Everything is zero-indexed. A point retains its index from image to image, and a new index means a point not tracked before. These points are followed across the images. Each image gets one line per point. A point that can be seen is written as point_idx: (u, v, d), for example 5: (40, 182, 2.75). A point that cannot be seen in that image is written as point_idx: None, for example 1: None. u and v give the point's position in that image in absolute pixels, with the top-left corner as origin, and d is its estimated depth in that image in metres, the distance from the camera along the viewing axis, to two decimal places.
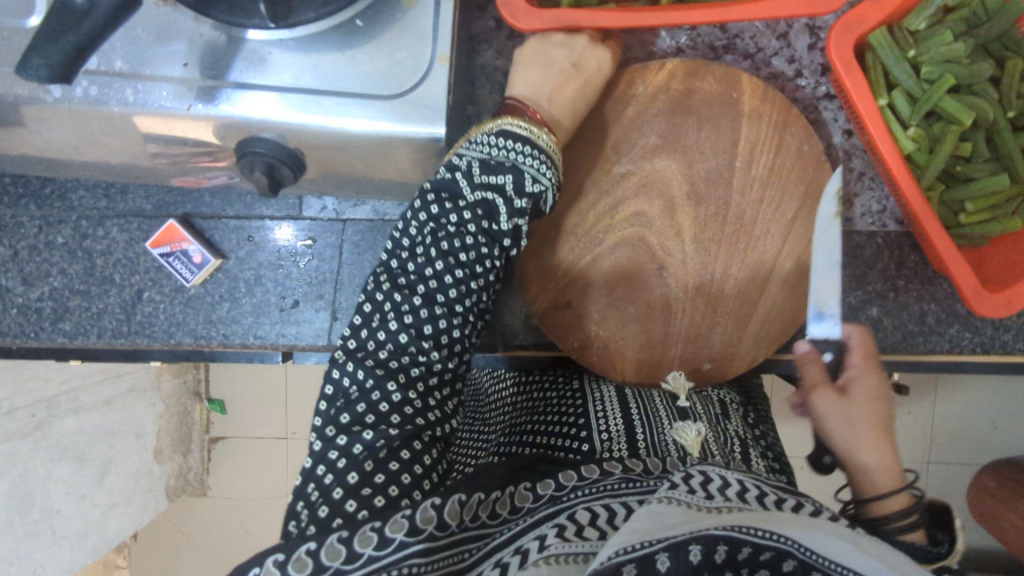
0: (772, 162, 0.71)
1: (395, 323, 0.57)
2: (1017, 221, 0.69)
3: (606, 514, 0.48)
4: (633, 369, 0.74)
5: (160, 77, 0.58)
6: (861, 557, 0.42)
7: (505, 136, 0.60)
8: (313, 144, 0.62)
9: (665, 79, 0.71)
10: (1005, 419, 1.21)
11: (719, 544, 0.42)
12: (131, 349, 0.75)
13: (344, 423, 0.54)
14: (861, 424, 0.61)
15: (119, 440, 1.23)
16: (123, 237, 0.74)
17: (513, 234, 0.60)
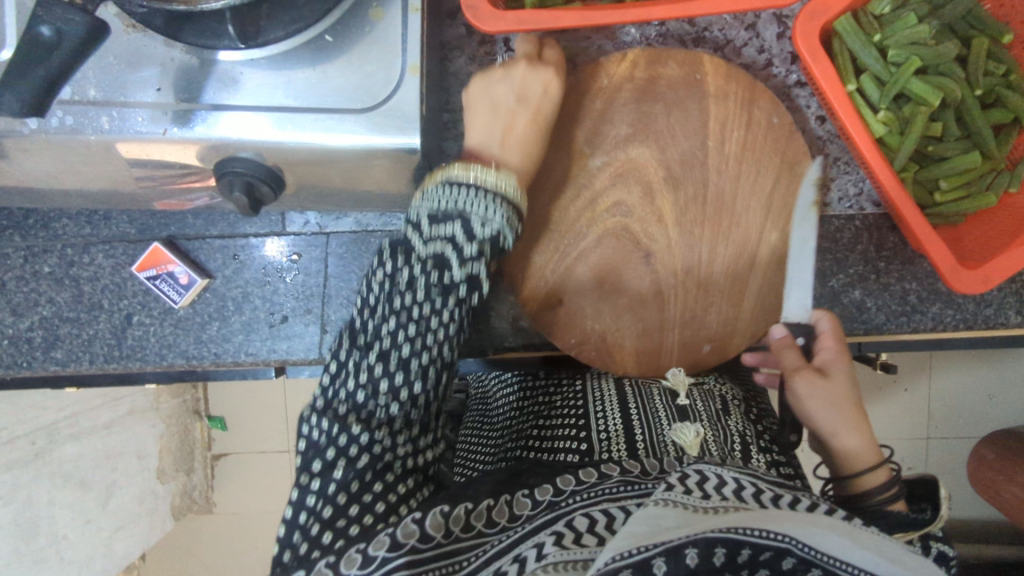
0: (744, 139, 0.70)
1: (352, 381, 0.58)
2: (991, 197, 0.71)
3: (605, 519, 0.50)
4: (634, 360, 0.74)
5: (135, 103, 0.59)
6: (853, 548, 0.44)
7: (450, 184, 0.59)
8: (291, 161, 0.62)
9: (628, 68, 0.70)
10: (1001, 390, 1.22)
11: (717, 547, 0.43)
12: (124, 373, 0.75)
13: (320, 467, 0.56)
14: (841, 405, 0.65)
15: (121, 462, 1.24)
16: (109, 262, 0.74)
17: (468, 283, 0.59)
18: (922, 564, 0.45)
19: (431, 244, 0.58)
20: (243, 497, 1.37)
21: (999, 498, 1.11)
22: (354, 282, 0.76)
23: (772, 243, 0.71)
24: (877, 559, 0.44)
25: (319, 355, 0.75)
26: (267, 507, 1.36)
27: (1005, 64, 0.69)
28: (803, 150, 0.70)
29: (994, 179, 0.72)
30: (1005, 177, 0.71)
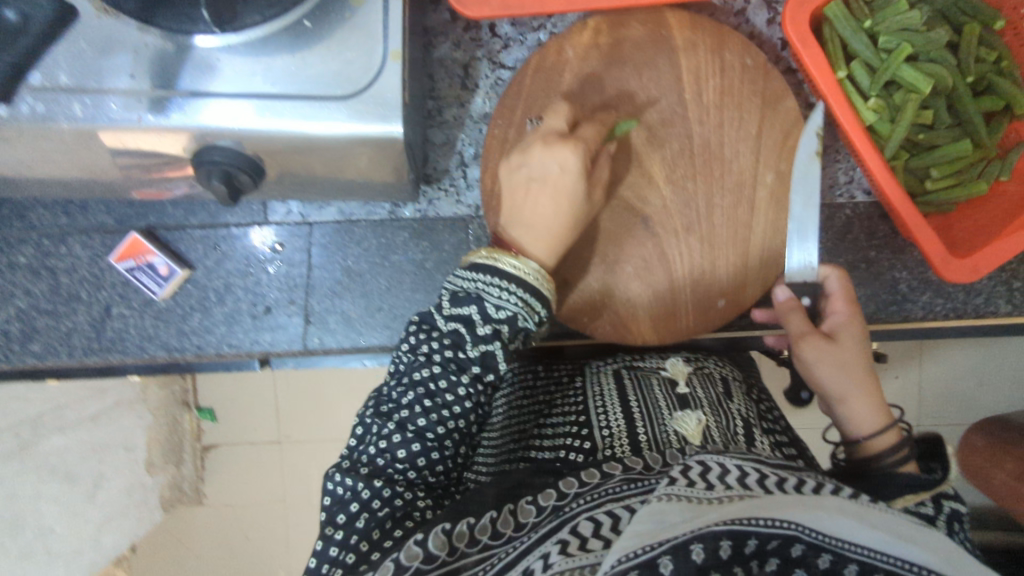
0: (721, 87, 0.68)
1: (373, 446, 0.56)
2: (982, 186, 0.70)
3: (609, 522, 0.49)
4: (649, 327, 0.71)
5: (108, 90, 0.57)
6: (857, 528, 0.44)
7: (472, 268, 0.58)
8: (270, 150, 0.61)
9: (591, 37, 0.68)
10: (991, 377, 1.22)
11: (723, 541, 0.43)
12: (105, 366, 0.74)
13: (343, 522, 0.53)
14: (850, 369, 0.63)
15: (107, 454, 1.26)
16: (87, 253, 0.73)
17: (483, 360, 0.56)
18: (929, 536, 0.45)
19: (449, 321, 0.57)
20: (237, 488, 1.30)
21: (991, 487, 1.12)
22: (338, 271, 0.75)
23: (770, 185, 0.69)
24: (884, 538, 0.44)
25: (304, 346, 0.74)
26: (262, 497, 1.30)
27: (996, 50, 0.68)
28: (784, 86, 0.69)
29: (985, 167, 0.71)
30: (996, 166, 0.71)
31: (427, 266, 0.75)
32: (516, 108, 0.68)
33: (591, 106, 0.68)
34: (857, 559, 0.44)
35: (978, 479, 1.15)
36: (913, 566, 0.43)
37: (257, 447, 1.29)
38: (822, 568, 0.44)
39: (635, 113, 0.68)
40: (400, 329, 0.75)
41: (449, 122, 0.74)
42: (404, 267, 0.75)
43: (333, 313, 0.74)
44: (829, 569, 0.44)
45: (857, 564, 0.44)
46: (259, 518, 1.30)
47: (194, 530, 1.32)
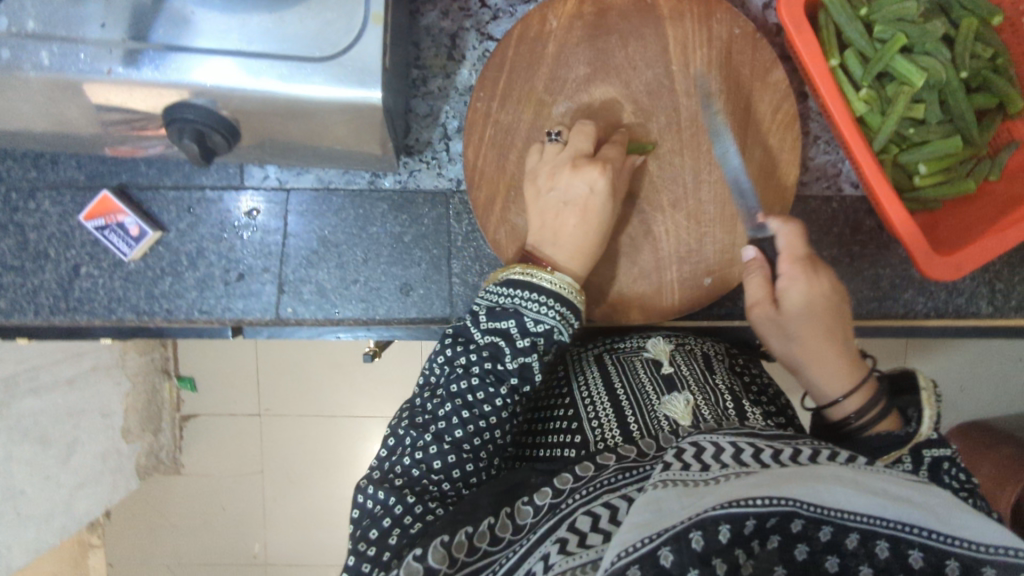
0: (710, 67, 0.67)
1: (409, 457, 0.56)
2: (969, 184, 0.69)
3: (607, 514, 0.47)
4: (634, 305, 0.70)
5: (78, 38, 0.55)
6: (854, 496, 0.40)
7: (506, 283, 0.60)
8: (245, 111, 0.59)
9: (575, 6, 0.66)
10: (972, 380, 1.22)
11: (721, 523, 0.38)
12: (73, 326, 0.72)
13: (376, 537, 0.52)
14: (797, 337, 0.60)
15: (83, 420, 1.16)
16: (56, 209, 0.71)
17: (522, 373, 0.58)
18: (928, 496, 0.42)
19: (488, 334, 0.58)
20: (215, 459, 1.31)
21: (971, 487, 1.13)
22: (313, 241, 0.73)
23: (757, 160, 0.68)
24: (883, 503, 0.40)
25: (276, 315, 0.73)
26: (238, 468, 1.31)
27: (993, 47, 0.67)
28: (773, 56, 0.67)
29: (975, 165, 0.71)
30: (986, 164, 0.70)
31: (405, 239, 0.74)
32: (501, 81, 0.66)
33: (578, 82, 0.67)
34: (858, 527, 0.39)
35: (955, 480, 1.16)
36: (915, 529, 0.39)
37: (236, 419, 1.29)
38: (825, 542, 0.40)
39: (622, 91, 0.67)
40: (375, 302, 0.73)
41: (434, 93, 0.73)
42: (381, 240, 0.74)
43: (307, 283, 0.73)
44: (832, 542, 0.39)
45: (859, 533, 0.39)
46: (237, 487, 1.31)
47: (170, 498, 1.33)
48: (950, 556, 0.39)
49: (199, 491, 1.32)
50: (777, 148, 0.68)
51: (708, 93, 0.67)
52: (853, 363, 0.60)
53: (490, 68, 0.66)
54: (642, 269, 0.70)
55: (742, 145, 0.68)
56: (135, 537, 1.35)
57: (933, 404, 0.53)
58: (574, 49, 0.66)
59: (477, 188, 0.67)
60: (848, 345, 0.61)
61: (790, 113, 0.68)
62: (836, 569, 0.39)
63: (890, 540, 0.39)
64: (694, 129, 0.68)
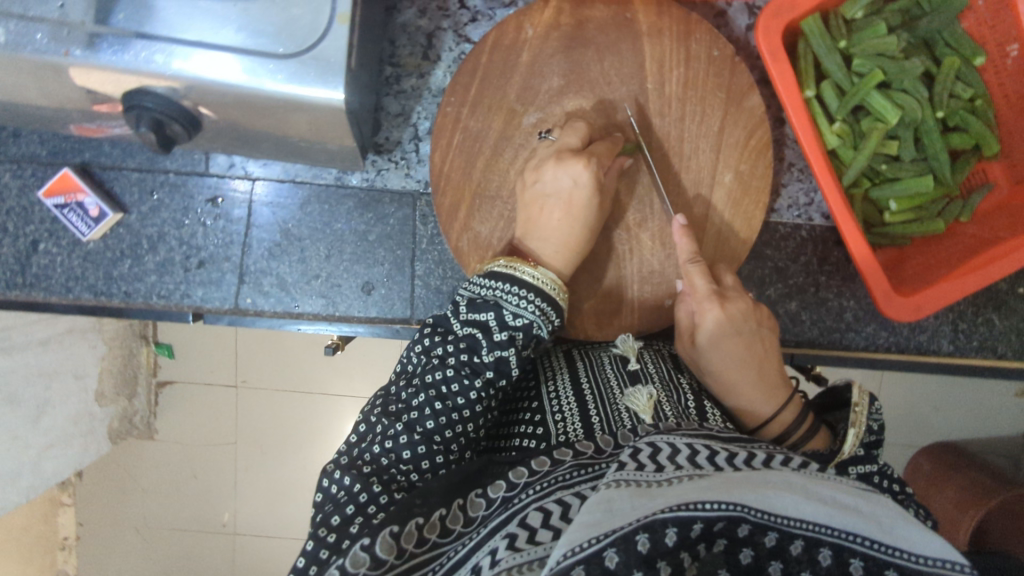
0: (686, 88, 0.66)
1: (379, 445, 0.53)
2: (938, 224, 0.69)
3: (559, 510, 0.41)
4: (594, 322, 0.69)
5: (33, 18, 0.53)
6: (802, 503, 0.35)
7: (491, 274, 0.59)
8: (207, 101, 0.58)
9: (552, 16, 0.65)
10: (947, 404, 1.21)
11: (670, 526, 0.34)
12: (28, 302, 0.72)
13: (337, 524, 0.48)
14: (720, 366, 0.63)
15: (56, 380, 1.16)
16: (16, 183, 0.70)
17: (498, 367, 0.55)
18: (876, 505, 0.37)
19: (467, 326, 0.57)
20: (187, 427, 1.30)
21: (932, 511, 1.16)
22: (277, 233, 0.73)
23: (728, 185, 0.68)
24: (830, 511, 0.35)
25: (235, 305, 0.73)
26: (209, 439, 1.31)
27: (973, 88, 0.66)
28: (749, 81, 0.67)
29: (947, 206, 0.71)
30: (958, 205, 0.70)
31: (370, 238, 0.73)
32: (473, 87, 0.65)
33: (551, 93, 0.66)
34: (802, 533, 0.35)
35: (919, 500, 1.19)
36: (861, 539, 0.34)
37: (212, 389, 1.28)
38: (770, 548, 0.35)
39: (594, 106, 0.66)
40: (336, 298, 0.73)
41: (407, 92, 0.72)
42: (345, 237, 0.73)
43: (268, 275, 0.73)
44: (777, 549, 0.35)
45: (804, 540, 0.34)
46: (208, 457, 1.32)
47: (140, 463, 1.32)
48: (891, 567, 0.34)
49: (172, 459, 1.32)
50: (748, 174, 0.68)
51: (681, 115, 0.66)
52: (773, 385, 0.63)
53: (462, 73, 0.65)
54: (604, 286, 0.69)
55: (713, 169, 0.67)
56: (101, 502, 1.35)
57: (863, 421, 0.55)
58: (548, 60, 0.65)
59: (442, 194, 0.66)
60: (767, 371, 0.64)
61: (763, 140, 0.67)
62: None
63: (834, 549, 0.34)
64: (664, 148, 0.67)
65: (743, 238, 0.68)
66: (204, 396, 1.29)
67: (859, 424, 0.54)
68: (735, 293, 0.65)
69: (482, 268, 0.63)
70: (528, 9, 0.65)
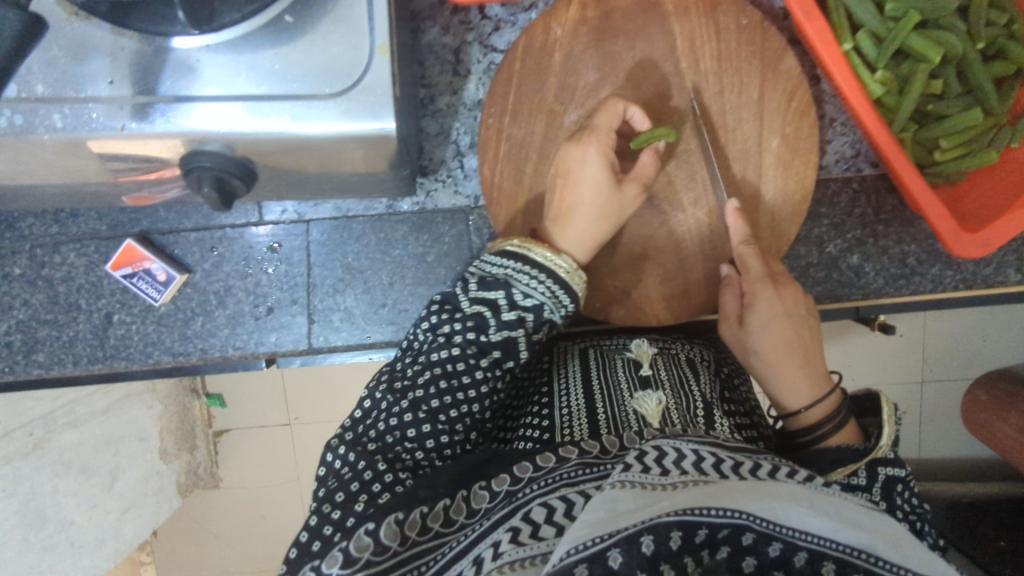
0: (719, 62, 0.66)
1: (383, 422, 0.56)
2: (992, 154, 0.68)
3: (563, 507, 0.46)
4: (664, 308, 0.71)
5: (87, 98, 0.54)
6: (807, 516, 0.42)
7: (503, 254, 0.60)
8: (262, 152, 0.59)
9: (578, 12, 0.65)
10: (996, 332, 1.19)
11: (673, 529, 0.41)
12: (111, 373, 0.74)
13: (341, 500, 0.51)
14: (768, 351, 0.64)
15: (122, 446, 1.15)
16: (82, 261, 0.72)
17: (504, 347, 0.58)
18: (878, 521, 0.44)
19: (476, 306, 0.59)
20: (250, 471, 1.32)
21: (994, 442, 1.09)
22: (338, 269, 0.74)
23: (776, 150, 0.68)
24: (834, 525, 0.42)
25: (309, 345, 0.74)
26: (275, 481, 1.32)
27: (1008, 13, 0.65)
28: (783, 44, 0.66)
29: (995, 136, 0.69)
30: (1008, 133, 0.69)
31: (428, 259, 0.75)
32: (511, 96, 0.66)
33: (589, 88, 0.66)
34: (805, 545, 0.42)
35: (981, 433, 1.12)
36: (862, 553, 0.41)
37: (267, 431, 1.30)
38: (771, 555, 0.42)
39: (632, 96, 0.67)
40: (405, 323, 0.75)
41: (443, 111, 0.73)
42: (404, 262, 0.75)
43: (336, 310, 0.74)
44: (777, 557, 0.42)
45: (807, 552, 0.42)
46: (274, 498, 1.34)
47: (211, 514, 1.35)
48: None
49: (241, 503, 1.34)
50: (795, 136, 0.67)
51: (719, 89, 0.67)
52: (816, 377, 0.64)
53: (498, 83, 0.66)
54: (668, 271, 0.70)
55: (759, 138, 0.67)
56: (182, 554, 1.38)
57: (893, 426, 0.59)
58: (581, 57, 0.66)
59: (497, 205, 0.68)
60: (813, 360, 0.65)
61: (805, 100, 0.67)
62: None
63: (837, 562, 0.42)
64: (707, 124, 0.67)
65: (800, 201, 0.68)
66: (264, 439, 1.30)
67: (891, 424, 0.59)
68: (787, 279, 0.66)
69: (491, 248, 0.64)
70: (553, 10, 0.65)
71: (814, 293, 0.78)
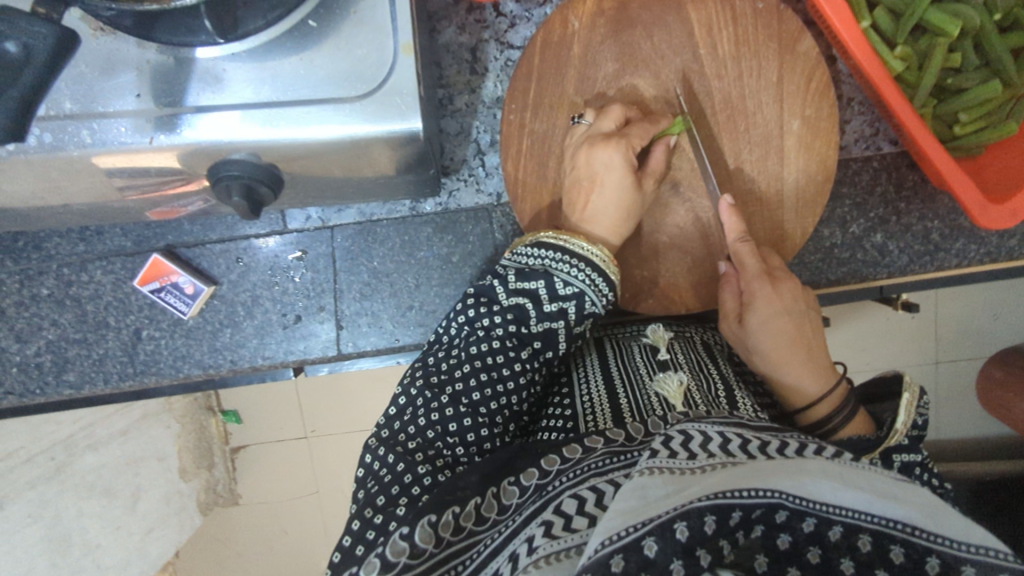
0: (736, 46, 0.66)
1: (423, 418, 0.56)
2: (1012, 125, 0.68)
3: (594, 497, 0.45)
4: (693, 295, 0.71)
5: (114, 113, 0.54)
6: (840, 490, 0.39)
7: (539, 245, 0.61)
8: (289, 158, 0.58)
9: (595, 3, 0.66)
10: (1008, 309, 1.19)
11: (706, 514, 0.37)
12: (141, 389, 0.74)
13: (382, 503, 0.50)
14: (774, 343, 0.64)
15: (144, 467, 1.14)
16: (109, 278, 0.73)
17: (545, 338, 0.59)
18: (913, 493, 0.40)
19: (513, 298, 0.59)
20: (275, 482, 1.27)
21: (1013, 418, 1.08)
22: (364, 273, 0.75)
23: (797, 132, 0.68)
24: (870, 498, 0.38)
25: (338, 351, 0.74)
26: (298, 492, 1.28)
27: None
28: (800, 26, 0.66)
29: (1012, 107, 0.69)
30: None
31: (453, 260, 0.75)
32: (532, 90, 0.67)
33: (609, 79, 0.67)
34: (842, 521, 0.37)
35: (999, 410, 1.11)
36: (901, 525, 0.37)
37: (286, 445, 1.25)
38: (808, 533, 0.37)
39: (651, 85, 0.67)
40: (433, 325, 0.75)
41: (462, 110, 0.74)
42: (430, 263, 0.75)
43: (364, 315, 0.75)
44: (815, 534, 0.37)
45: (843, 526, 0.37)
46: (300, 508, 1.29)
47: (234, 530, 1.29)
48: (932, 553, 0.37)
49: (263, 517, 1.28)
50: (815, 117, 0.68)
51: (738, 74, 0.67)
52: (821, 369, 0.64)
53: (518, 78, 0.67)
54: (695, 258, 0.70)
55: (779, 120, 0.68)
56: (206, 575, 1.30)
57: (912, 414, 0.55)
58: (599, 48, 0.66)
59: (522, 201, 0.68)
60: (816, 354, 0.65)
61: (824, 81, 0.67)
62: (818, 561, 0.37)
63: (875, 535, 0.37)
64: (728, 109, 0.67)
65: (823, 182, 0.68)
66: (283, 452, 1.26)
67: (910, 410, 0.55)
68: (784, 274, 0.66)
69: (519, 242, 0.64)
70: (570, 2, 0.66)
71: (838, 274, 0.78)
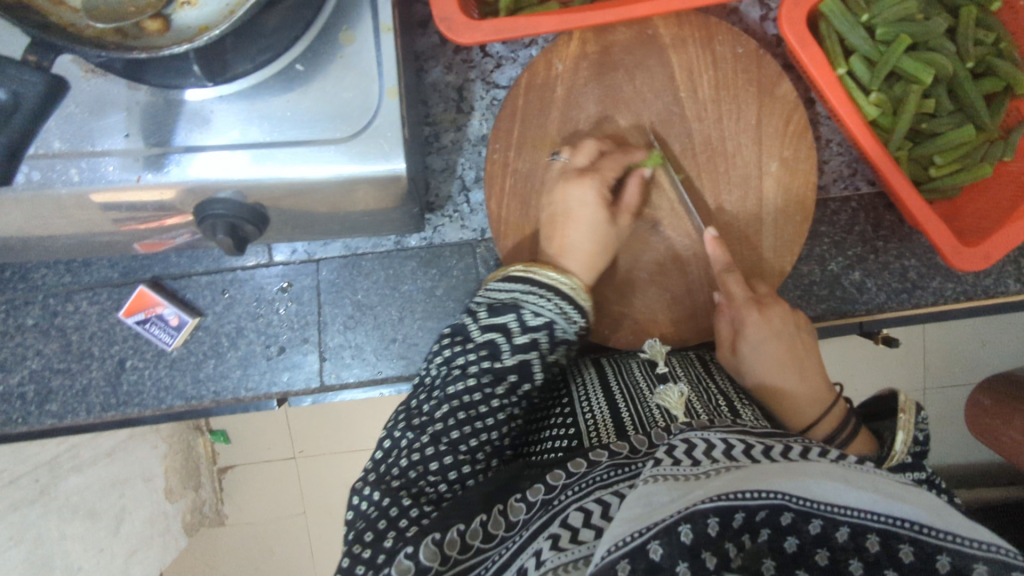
0: (716, 89, 0.68)
1: (406, 458, 0.56)
2: (987, 168, 0.69)
3: (599, 509, 0.45)
4: (671, 330, 0.72)
5: (103, 152, 0.55)
6: (844, 490, 0.39)
7: (508, 279, 0.62)
8: (274, 197, 0.59)
9: (578, 47, 0.68)
10: (996, 336, 1.20)
11: (710, 516, 0.37)
12: (124, 419, 0.75)
13: (370, 540, 0.51)
14: (769, 368, 0.65)
15: (129, 488, 1.11)
16: (94, 309, 0.74)
17: (519, 370, 0.58)
18: (917, 495, 0.40)
19: (487, 332, 0.59)
20: (258, 506, 1.27)
21: (1000, 445, 1.09)
22: (348, 305, 0.76)
23: (775, 172, 0.69)
24: (875, 498, 0.39)
25: (321, 384, 0.75)
26: (283, 513, 1.27)
27: (994, 32, 0.68)
28: (778, 71, 0.68)
29: (987, 150, 0.71)
30: (999, 147, 0.70)
31: (437, 293, 0.76)
32: (515, 131, 0.68)
33: (591, 120, 0.69)
34: (848, 521, 0.38)
35: (988, 438, 1.12)
36: (909, 524, 0.37)
37: (272, 465, 1.26)
38: (814, 535, 0.38)
39: (632, 126, 0.69)
40: (416, 358, 0.76)
41: (447, 147, 0.76)
42: (414, 296, 0.76)
43: (347, 347, 0.75)
44: (822, 536, 0.38)
45: (850, 527, 0.38)
46: (286, 530, 1.28)
47: (222, 551, 1.29)
48: (942, 551, 0.37)
49: (249, 541, 1.28)
50: (793, 159, 0.69)
51: (718, 116, 0.68)
52: (817, 389, 0.65)
53: (503, 119, 0.68)
54: (675, 295, 0.71)
55: (758, 162, 0.69)
56: None
57: None
58: (582, 89, 0.68)
59: (504, 237, 0.69)
60: (810, 374, 0.66)
61: (801, 124, 0.69)
62: (826, 563, 0.38)
63: (882, 535, 0.37)
64: (708, 150, 0.69)
65: (801, 223, 0.69)
66: (267, 473, 1.26)
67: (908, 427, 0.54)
68: (772, 299, 0.67)
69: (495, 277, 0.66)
70: (554, 46, 0.68)
71: (818, 311, 0.79)
